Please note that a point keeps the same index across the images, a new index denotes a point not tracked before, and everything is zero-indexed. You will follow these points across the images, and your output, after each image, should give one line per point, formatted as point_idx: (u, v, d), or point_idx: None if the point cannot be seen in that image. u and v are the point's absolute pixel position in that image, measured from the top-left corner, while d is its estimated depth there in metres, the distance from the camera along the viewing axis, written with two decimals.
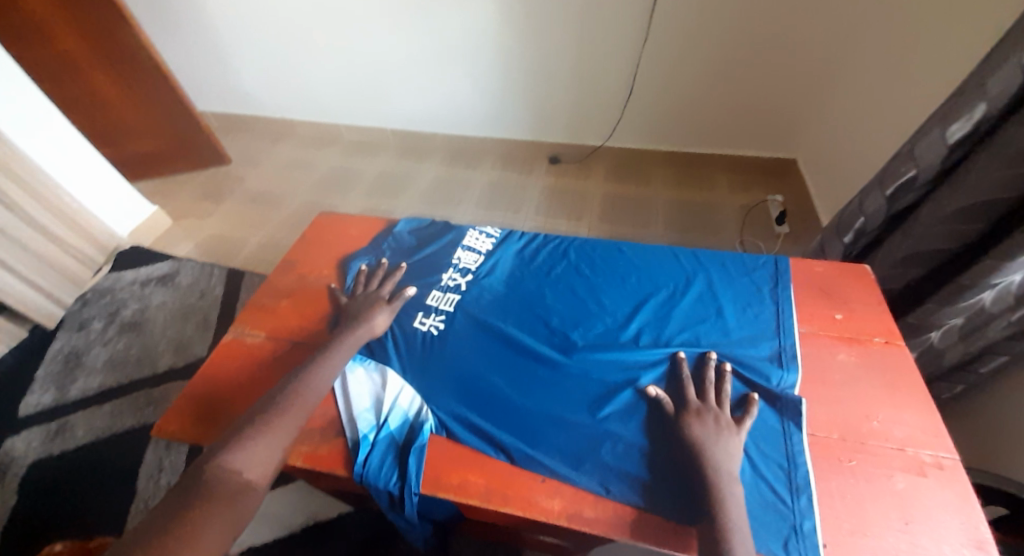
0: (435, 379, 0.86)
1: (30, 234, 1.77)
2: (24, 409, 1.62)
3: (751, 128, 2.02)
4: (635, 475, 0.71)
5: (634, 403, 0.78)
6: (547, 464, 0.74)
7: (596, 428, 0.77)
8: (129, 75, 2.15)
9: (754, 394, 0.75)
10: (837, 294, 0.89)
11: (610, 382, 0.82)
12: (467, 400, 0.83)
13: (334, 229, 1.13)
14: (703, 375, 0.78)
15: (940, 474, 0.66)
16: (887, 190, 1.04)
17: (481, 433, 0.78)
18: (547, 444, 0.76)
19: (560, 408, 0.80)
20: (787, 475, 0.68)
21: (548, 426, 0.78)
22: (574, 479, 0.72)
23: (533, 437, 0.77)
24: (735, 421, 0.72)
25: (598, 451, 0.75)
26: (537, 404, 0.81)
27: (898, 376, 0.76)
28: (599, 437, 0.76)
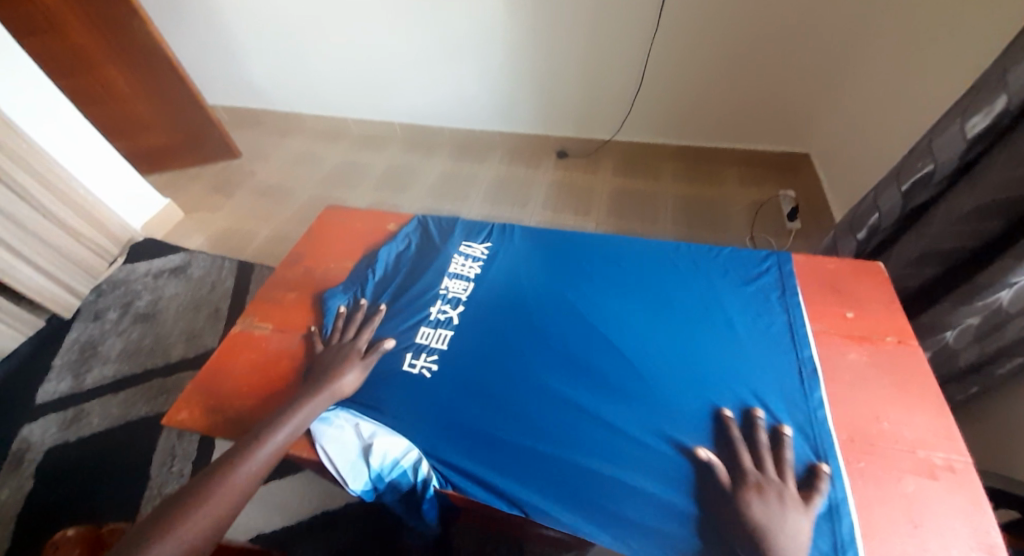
0: (437, 404, 0.80)
1: (44, 226, 1.80)
2: (41, 397, 1.66)
3: (763, 122, 1.99)
4: (670, 534, 0.65)
5: (650, 432, 0.73)
6: (562, 503, 0.68)
7: (613, 464, 0.71)
8: (141, 69, 2.17)
9: (825, 467, 0.66)
10: (849, 291, 0.86)
11: (624, 410, 0.76)
12: (470, 424, 0.78)
13: (339, 223, 1.13)
14: (757, 438, 0.70)
15: (951, 477, 0.65)
16: (902, 186, 1.01)
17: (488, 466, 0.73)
18: (561, 480, 0.71)
19: (573, 436, 0.75)
20: (827, 521, 0.62)
21: (559, 457, 0.73)
22: (593, 520, 0.67)
23: (545, 470, 0.72)
24: (802, 499, 0.64)
25: (617, 489, 0.69)
26: (547, 431, 0.76)
27: (910, 378, 0.74)
28: (616, 474, 0.70)
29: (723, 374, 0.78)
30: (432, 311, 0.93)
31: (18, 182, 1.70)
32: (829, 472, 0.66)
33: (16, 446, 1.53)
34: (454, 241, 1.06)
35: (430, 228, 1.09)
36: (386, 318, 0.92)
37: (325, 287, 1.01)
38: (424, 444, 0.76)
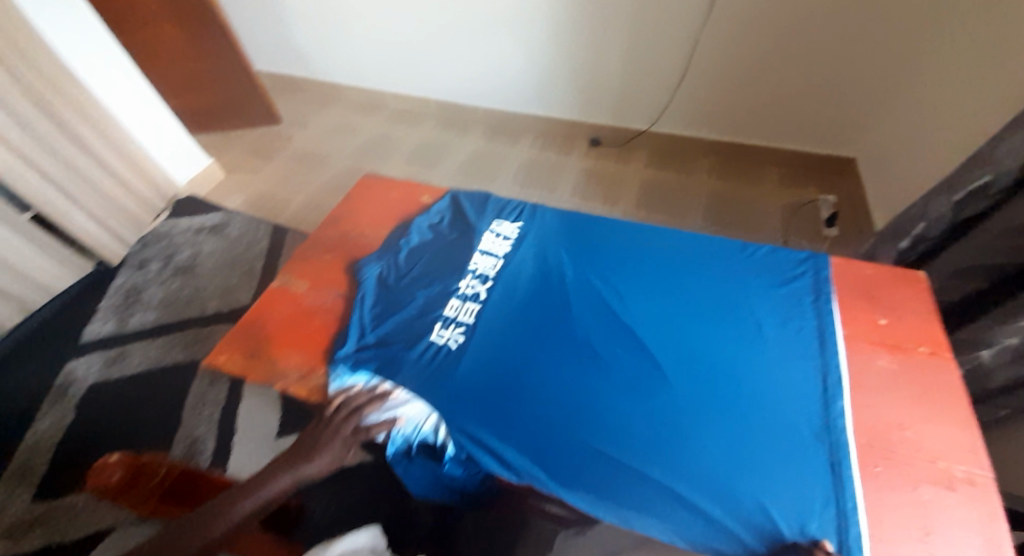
0: (457, 378, 0.81)
1: (101, 177, 1.88)
2: (86, 335, 1.76)
3: (809, 122, 1.92)
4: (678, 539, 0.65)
5: (665, 424, 0.73)
6: (572, 488, 0.69)
7: (625, 452, 0.71)
8: (196, 29, 2.24)
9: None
10: (884, 297, 0.84)
11: (641, 403, 0.76)
12: (487, 401, 0.78)
13: (376, 192, 1.15)
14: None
15: (970, 490, 0.64)
16: (955, 194, 0.98)
17: (502, 443, 0.73)
18: (573, 467, 0.71)
19: (586, 424, 0.74)
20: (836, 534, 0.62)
21: (573, 440, 0.73)
22: (600, 506, 0.68)
23: (557, 454, 0.72)
24: None
25: (628, 480, 0.69)
26: (566, 416, 0.75)
27: (940, 390, 0.72)
28: (629, 463, 0.70)
29: (746, 377, 0.76)
30: (460, 285, 0.94)
31: (80, 133, 1.78)
32: (840, 479, 0.66)
33: (62, 379, 1.64)
34: (488, 218, 1.07)
35: (464, 205, 1.10)
36: (419, 284, 0.96)
37: (358, 251, 1.04)
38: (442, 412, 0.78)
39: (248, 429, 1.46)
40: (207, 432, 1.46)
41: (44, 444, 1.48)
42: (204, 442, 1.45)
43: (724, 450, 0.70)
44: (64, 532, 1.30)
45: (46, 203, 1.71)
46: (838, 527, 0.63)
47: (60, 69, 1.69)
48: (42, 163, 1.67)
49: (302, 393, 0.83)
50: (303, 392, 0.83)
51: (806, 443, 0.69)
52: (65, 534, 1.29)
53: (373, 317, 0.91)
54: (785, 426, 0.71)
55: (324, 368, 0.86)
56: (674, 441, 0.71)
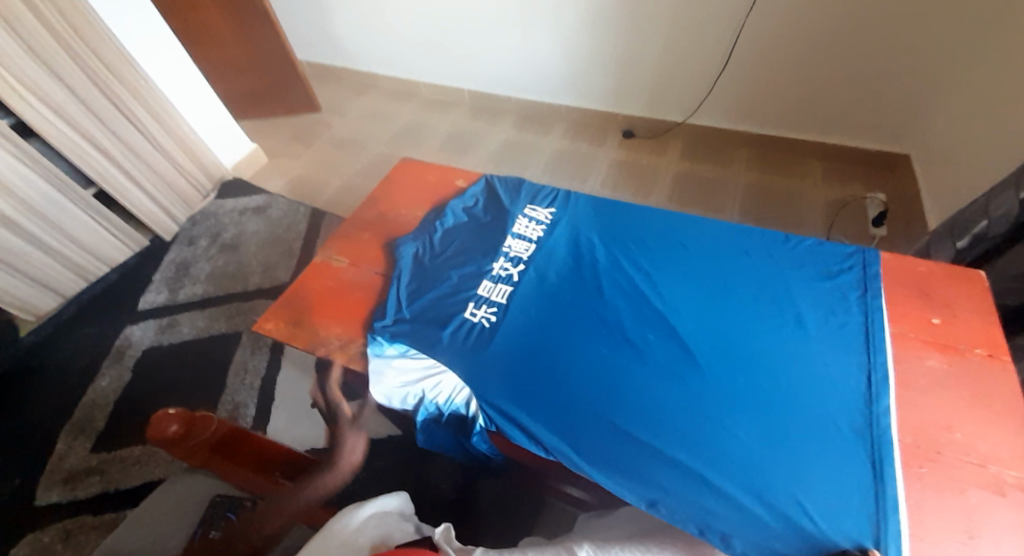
0: (489, 355, 0.82)
1: (156, 157, 1.98)
2: (142, 304, 1.88)
3: (861, 116, 1.83)
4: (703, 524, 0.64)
5: (694, 411, 0.72)
6: (597, 468, 0.70)
7: (652, 436, 0.71)
8: (245, 16, 2.32)
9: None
10: (937, 295, 0.80)
11: (670, 388, 0.75)
12: (516, 379, 0.79)
13: (413, 174, 1.17)
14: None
15: (1021, 496, 0.61)
16: (1022, 191, 0.92)
17: (529, 420, 0.74)
18: (599, 447, 0.71)
19: (613, 407, 0.74)
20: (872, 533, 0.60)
21: (599, 421, 0.73)
22: (624, 487, 0.68)
23: (582, 433, 0.73)
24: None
25: (654, 464, 0.69)
26: (597, 396, 0.76)
27: (995, 393, 0.69)
28: (655, 447, 0.70)
29: (783, 369, 0.74)
30: (495, 265, 0.96)
31: (138, 114, 1.87)
32: (880, 478, 0.63)
33: (119, 343, 1.76)
34: (522, 202, 1.07)
35: (500, 189, 1.11)
36: (454, 263, 0.97)
37: (394, 231, 1.06)
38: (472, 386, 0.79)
39: (285, 399, 1.52)
40: (249, 398, 1.54)
41: (101, 402, 1.59)
42: (245, 407, 1.52)
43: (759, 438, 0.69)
44: (118, 483, 1.39)
45: (106, 179, 1.82)
46: (876, 522, 0.61)
47: (119, 53, 1.77)
48: (103, 142, 1.78)
49: (340, 359, 0.87)
50: (342, 360, 0.86)
51: (844, 439, 0.67)
52: (118, 485, 1.39)
53: (409, 293, 0.93)
54: (822, 420, 0.69)
55: (362, 340, 0.89)
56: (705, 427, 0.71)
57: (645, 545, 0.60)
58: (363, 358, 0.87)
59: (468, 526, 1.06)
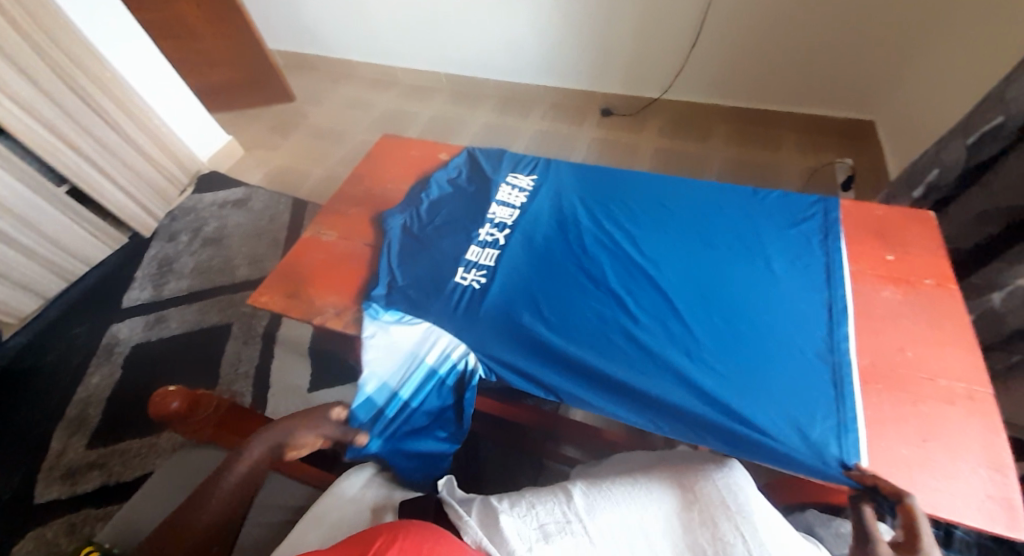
0: (481, 314, 0.86)
1: (129, 153, 1.96)
2: (127, 301, 1.87)
3: (827, 83, 1.90)
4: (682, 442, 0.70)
5: (673, 346, 0.77)
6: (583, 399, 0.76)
7: (633, 370, 0.76)
8: (212, 7, 2.28)
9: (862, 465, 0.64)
10: (895, 234, 0.85)
11: (650, 328, 0.80)
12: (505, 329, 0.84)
13: (395, 151, 1.19)
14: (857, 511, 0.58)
15: (969, 404, 0.67)
16: (968, 138, 1.00)
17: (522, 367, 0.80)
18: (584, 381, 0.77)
19: (597, 348, 0.79)
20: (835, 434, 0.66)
21: (584, 360, 0.78)
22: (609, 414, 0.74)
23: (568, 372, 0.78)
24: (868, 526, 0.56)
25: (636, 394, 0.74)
26: (585, 344, 0.80)
27: (947, 317, 0.75)
28: (637, 379, 0.75)
29: (755, 309, 0.79)
30: (482, 230, 0.99)
31: (108, 110, 1.85)
32: (840, 393, 0.69)
33: (107, 341, 1.75)
34: (503, 171, 1.11)
35: (481, 160, 1.14)
36: (443, 231, 1.00)
37: (380, 206, 1.08)
38: (470, 341, 0.85)
39: (281, 385, 1.54)
40: (245, 387, 1.56)
41: (94, 398, 1.59)
42: (242, 396, 1.54)
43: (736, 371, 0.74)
44: (119, 476, 1.41)
45: (79, 174, 1.80)
46: (839, 434, 0.66)
47: (85, 46, 1.74)
48: (71, 137, 1.74)
49: (338, 325, 0.90)
50: (340, 326, 0.90)
51: (807, 360, 0.73)
52: (119, 477, 1.41)
53: (401, 262, 0.96)
54: (789, 346, 0.75)
55: (356, 307, 0.92)
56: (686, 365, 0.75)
57: (633, 478, 0.70)
58: (359, 324, 0.90)
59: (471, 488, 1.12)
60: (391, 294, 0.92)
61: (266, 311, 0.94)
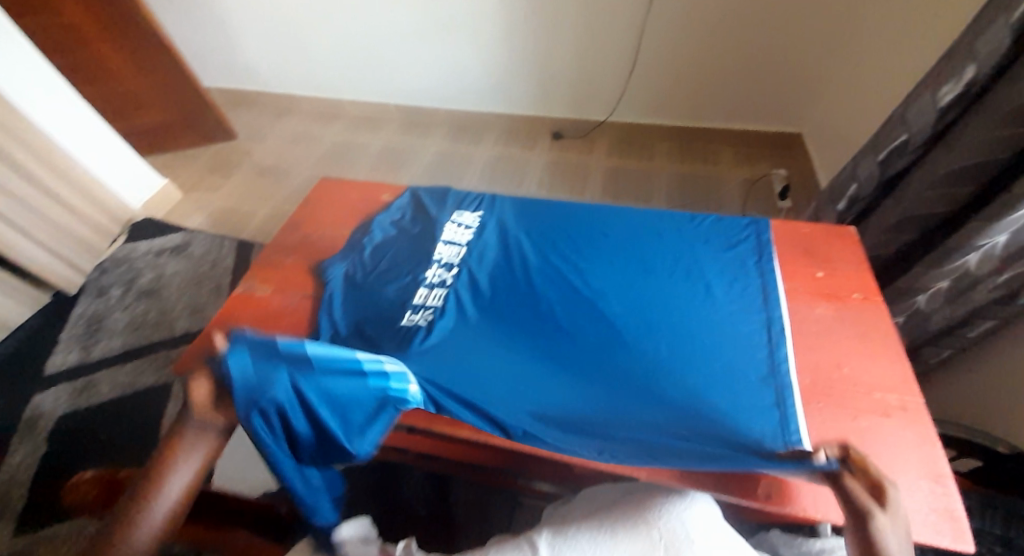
0: (425, 355, 0.82)
1: (49, 205, 1.83)
2: (51, 367, 1.73)
3: (755, 99, 2.00)
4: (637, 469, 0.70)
5: (621, 376, 0.77)
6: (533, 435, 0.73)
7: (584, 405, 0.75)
8: (140, 48, 2.19)
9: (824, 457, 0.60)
10: (821, 252, 0.90)
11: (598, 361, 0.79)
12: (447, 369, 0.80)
13: (335, 195, 1.16)
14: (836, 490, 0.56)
15: (904, 415, 0.70)
16: (880, 154, 1.06)
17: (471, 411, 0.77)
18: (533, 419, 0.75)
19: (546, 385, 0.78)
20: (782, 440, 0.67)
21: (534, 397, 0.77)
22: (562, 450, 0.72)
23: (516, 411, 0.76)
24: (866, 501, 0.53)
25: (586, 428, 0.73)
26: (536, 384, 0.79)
27: (875, 329, 0.78)
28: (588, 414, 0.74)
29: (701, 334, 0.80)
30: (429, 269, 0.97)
31: (22, 162, 1.73)
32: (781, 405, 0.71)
33: (29, 414, 1.60)
34: (448, 209, 1.09)
35: (425, 200, 1.12)
36: (389, 274, 0.98)
37: (319, 254, 1.05)
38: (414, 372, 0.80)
39: None
40: None
41: (16, 478, 1.44)
42: None
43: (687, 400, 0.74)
44: None
45: None
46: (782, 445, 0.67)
47: None
48: None
49: None
50: None
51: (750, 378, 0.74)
52: None
53: (345, 309, 0.93)
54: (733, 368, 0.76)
55: None
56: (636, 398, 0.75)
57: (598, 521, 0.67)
58: None
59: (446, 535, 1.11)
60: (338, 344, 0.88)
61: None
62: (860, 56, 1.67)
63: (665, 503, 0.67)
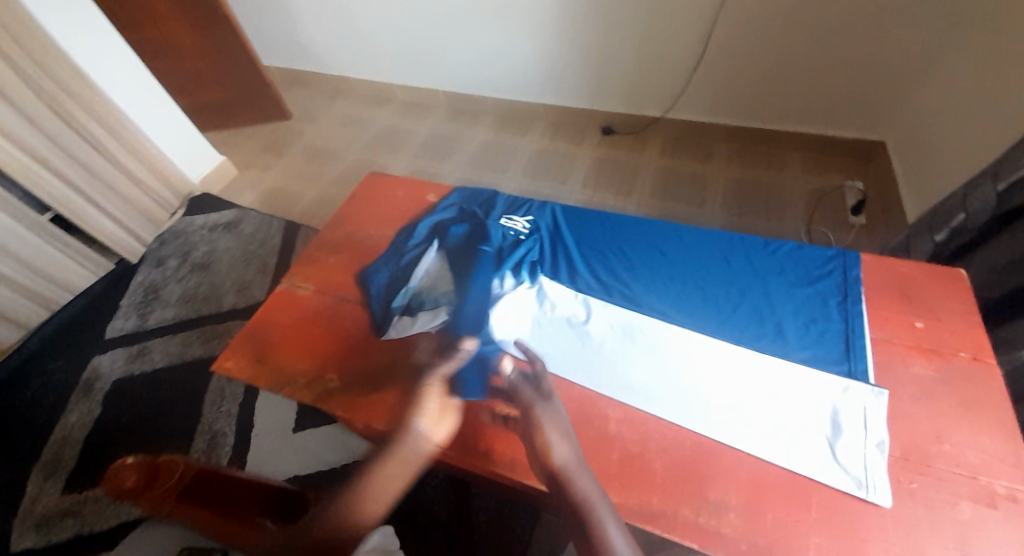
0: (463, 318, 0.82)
1: (114, 175, 1.88)
2: (110, 332, 1.80)
3: (837, 103, 1.81)
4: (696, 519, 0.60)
5: (672, 413, 0.68)
6: None
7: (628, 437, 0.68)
8: (202, 27, 2.23)
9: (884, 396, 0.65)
10: (919, 297, 0.77)
11: (641, 388, 0.71)
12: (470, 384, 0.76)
13: (382, 189, 1.11)
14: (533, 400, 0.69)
15: (1013, 508, 0.57)
16: (998, 184, 0.91)
17: (503, 441, 0.70)
18: None
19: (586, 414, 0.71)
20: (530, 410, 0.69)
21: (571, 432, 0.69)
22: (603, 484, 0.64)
23: None
24: (865, 421, 0.64)
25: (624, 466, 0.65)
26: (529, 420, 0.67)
27: (984, 399, 0.65)
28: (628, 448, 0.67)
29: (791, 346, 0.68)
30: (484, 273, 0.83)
31: (93, 132, 1.77)
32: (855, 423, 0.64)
33: (87, 376, 1.68)
34: (496, 214, 1.02)
35: (471, 204, 1.04)
36: (435, 269, 0.90)
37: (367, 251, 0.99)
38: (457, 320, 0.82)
39: (266, 422, 1.51)
40: (227, 426, 1.51)
41: (72, 438, 1.52)
42: (224, 436, 1.49)
43: (756, 427, 0.66)
44: (94, 523, 1.34)
45: (62, 201, 1.72)
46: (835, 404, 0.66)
47: (72, 70, 1.68)
48: (57, 164, 1.67)
49: (307, 398, 0.79)
50: (310, 398, 0.78)
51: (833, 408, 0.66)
52: (95, 525, 1.34)
53: (384, 307, 0.86)
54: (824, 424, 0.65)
55: (333, 372, 0.80)
56: (699, 423, 0.67)
57: None
58: (335, 392, 0.78)
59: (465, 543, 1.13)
60: (386, 352, 0.82)
61: (234, 377, 0.84)
62: (965, 62, 1.47)
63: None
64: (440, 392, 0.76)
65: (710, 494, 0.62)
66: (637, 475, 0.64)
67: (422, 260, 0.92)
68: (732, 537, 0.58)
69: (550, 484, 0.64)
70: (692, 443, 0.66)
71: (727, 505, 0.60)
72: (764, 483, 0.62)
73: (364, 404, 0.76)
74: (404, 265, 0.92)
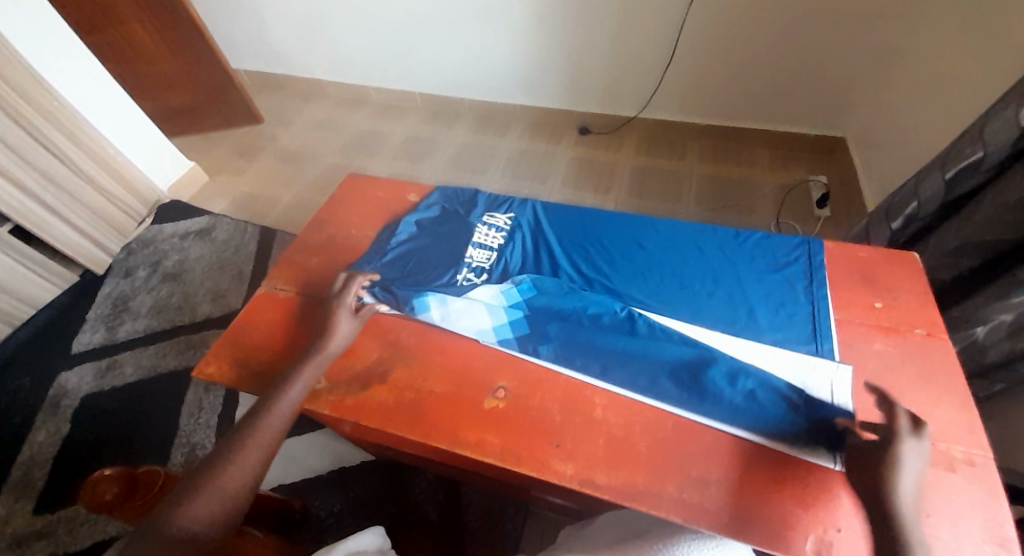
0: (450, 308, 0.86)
1: (79, 185, 1.81)
2: (76, 346, 1.74)
3: (800, 101, 1.89)
4: (683, 497, 0.63)
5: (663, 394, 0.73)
6: (563, 458, 0.69)
7: (616, 423, 0.71)
8: (167, 30, 2.17)
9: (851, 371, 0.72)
10: (879, 280, 0.85)
11: (635, 372, 0.75)
12: (458, 379, 0.79)
13: (364, 192, 1.12)
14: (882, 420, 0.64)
15: (970, 470, 0.63)
16: (946, 172, 0.97)
17: (493, 431, 0.72)
18: (562, 447, 0.70)
19: (573, 405, 0.74)
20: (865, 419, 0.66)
21: (558, 421, 0.72)
22: (592, 469, 0.67)
23: (536, 432, 0.71)
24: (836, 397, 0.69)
25: (612, 452, 0.69)
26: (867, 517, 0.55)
27: (939, 372, 0.73)
28: (615, 434, 0.70)
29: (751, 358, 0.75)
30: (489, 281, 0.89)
31: (53, 139, 1.70)
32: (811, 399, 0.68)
33: (54, 392, 1.62)
34: (478, 212, 1.04)
35: (453, 203, 1.07)
36: (417, 265, 0.95)
37: (350, 253, 1.00)
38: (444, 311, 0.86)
39: None
40: (205, 437, 1.48)
41: (40, 457, 1.46)
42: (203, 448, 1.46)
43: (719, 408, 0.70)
44: (67, 544, 1.30)
45: (24, 213, 1.65)
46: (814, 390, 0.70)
47: (30, 76, 1.62)
48: (16, 173, 1.61)
49: None
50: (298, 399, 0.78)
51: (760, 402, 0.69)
52: (69, 546, 1.29)
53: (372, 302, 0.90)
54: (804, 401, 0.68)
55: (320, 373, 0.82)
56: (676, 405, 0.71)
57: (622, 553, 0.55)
58: (319, 393, 0.79)
59: (455, 542, 1.14)
60: (377, 354, 0.84)
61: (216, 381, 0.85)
62: (915, 60, 1.55)
63: (691, 541, 0.57)
64: (426, 388, 0.78)
65: (692, 472, 0.66)
66: (622, 457, 0.68)
67: (405, 258, 0.96)
68: (715, 510, 0.62)
69: (541, 470, 0.67)
70: (674, 424, 0.70)
71: (708, 481, 0.65)
72: (743, 459, 0.66)
73: (353, 402, 0.78)
74: (386, 262, 0.96)
